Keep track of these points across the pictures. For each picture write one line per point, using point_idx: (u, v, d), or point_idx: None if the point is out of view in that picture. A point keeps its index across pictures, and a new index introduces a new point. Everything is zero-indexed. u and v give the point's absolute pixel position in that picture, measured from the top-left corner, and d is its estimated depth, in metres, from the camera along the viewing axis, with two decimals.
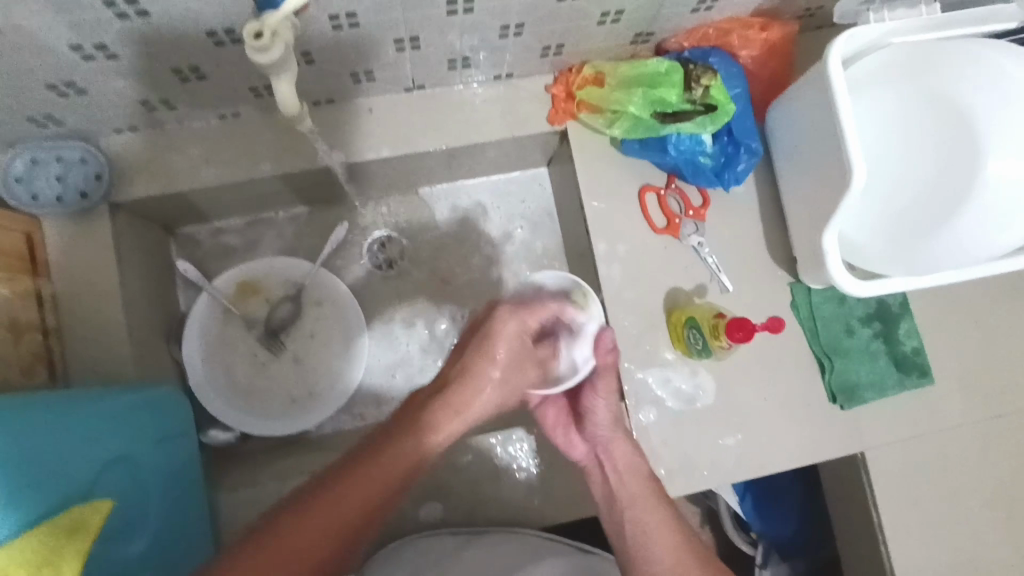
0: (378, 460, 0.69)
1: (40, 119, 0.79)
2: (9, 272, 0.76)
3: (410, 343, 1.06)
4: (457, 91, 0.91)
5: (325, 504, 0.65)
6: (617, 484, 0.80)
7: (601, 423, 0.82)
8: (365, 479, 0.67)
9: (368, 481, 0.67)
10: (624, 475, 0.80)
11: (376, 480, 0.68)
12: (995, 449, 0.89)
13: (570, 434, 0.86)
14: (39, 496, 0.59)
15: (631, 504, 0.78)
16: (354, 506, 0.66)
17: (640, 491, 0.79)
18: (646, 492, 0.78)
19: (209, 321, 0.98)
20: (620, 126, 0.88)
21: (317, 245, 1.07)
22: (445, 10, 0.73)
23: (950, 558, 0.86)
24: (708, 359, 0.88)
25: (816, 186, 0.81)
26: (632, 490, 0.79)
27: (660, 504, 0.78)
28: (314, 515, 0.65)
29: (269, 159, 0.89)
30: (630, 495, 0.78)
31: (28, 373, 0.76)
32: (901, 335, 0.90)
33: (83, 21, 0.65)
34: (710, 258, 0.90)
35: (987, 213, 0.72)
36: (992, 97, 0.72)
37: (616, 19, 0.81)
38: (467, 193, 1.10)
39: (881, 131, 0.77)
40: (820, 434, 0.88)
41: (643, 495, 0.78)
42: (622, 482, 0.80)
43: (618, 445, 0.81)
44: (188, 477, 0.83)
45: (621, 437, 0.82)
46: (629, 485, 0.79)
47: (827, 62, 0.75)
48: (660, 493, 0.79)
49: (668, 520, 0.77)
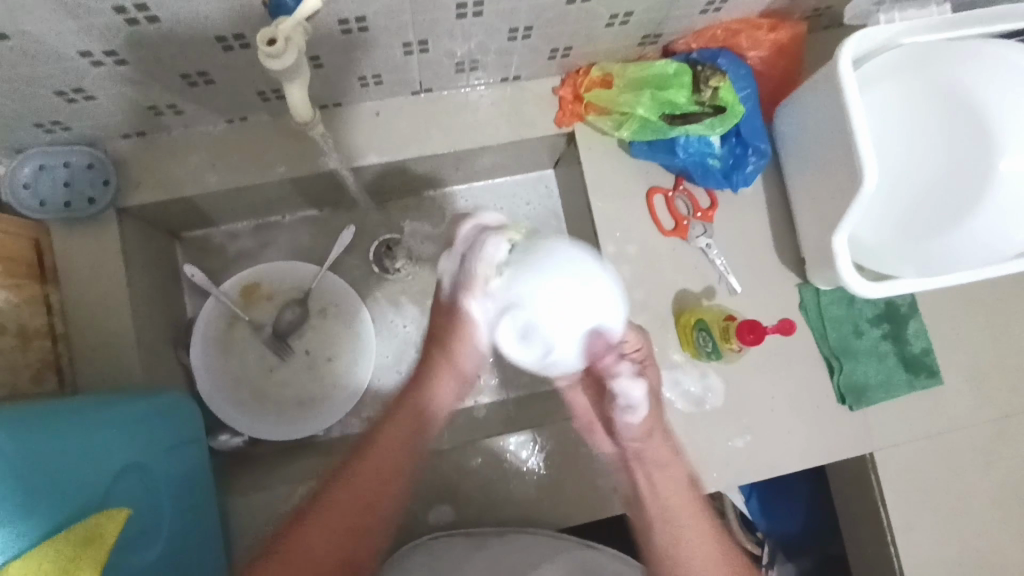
0: (365, 473, 0.77)
1: (47, 124, 0.79)
2: (18, 278, 0.76)
3: (406, 326, 1.06)
4: (463, 94, 0.91)
5: (312, 541, 0.72)
6: (655, 512, 0.77)
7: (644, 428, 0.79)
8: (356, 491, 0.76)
9: (358, 493, 0.76)
10: (663, 487, 0.78)
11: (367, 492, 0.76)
12: (1004, 448, 0.89)
13: (597, 437, 0.86)
14: (58, 505, 0.59)
15: (673, 518, 0.76)
16: (350, 516, 0.75)
17: (683, 510, 0.77)
18: (683, 500, 0.77)
19: (217, 326, 0.97)
20: (628, 129, 0.88)
21: (324, 249, 1.06)
22: (454, 13, 0.73)
23: (962, 556, 0.86)
24: (717, 361, 0.88)
25: (827, 189, 0.81)
26: (669, 501, 0.77)
27: (692, 499, 0.77)
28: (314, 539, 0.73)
29: (280, 162, 0.89)
30: (670, 506, 0.77)
31: (37, 380, 0.76)
32: (910, 336, 0.90)
33: (94, 28, 0.65)
34: (718, 259, 0.90)
35: (1004, 211, 0.72)
36: (1003, 94, 0.71)
37: (625, 21, 0.81)
38: (473, 195, 1.09)
39: (891, 131, 0.77)
40: (827, 433, 0.88)
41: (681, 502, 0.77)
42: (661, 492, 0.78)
43: (654, 445, 0.80)
44: (201, 484, 0.83)
45: (673, 461, 0.79)
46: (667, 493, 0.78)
47: (838, 61, 0.75)
48: (696, 499, 0.78)
49: (701, 522, 0.76)
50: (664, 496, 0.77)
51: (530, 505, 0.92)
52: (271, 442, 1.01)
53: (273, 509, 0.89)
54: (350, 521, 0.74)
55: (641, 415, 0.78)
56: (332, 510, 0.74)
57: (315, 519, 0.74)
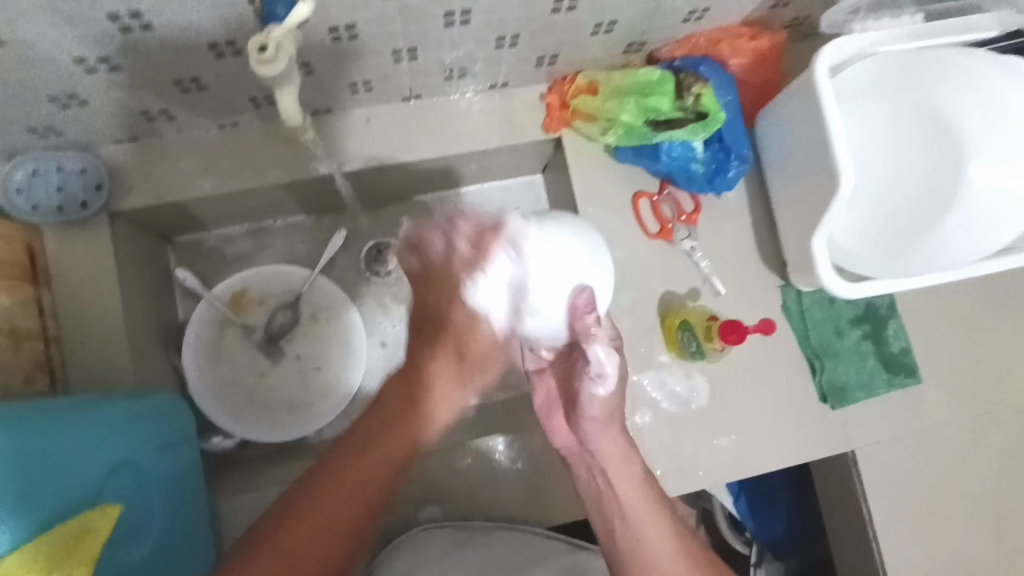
0: (355, 475, 0.74)
1: (40, 129, 0.80)
2: (10, 281, 0.77)
3: (396, 326, 1.07)
4: (452, 101, 0.93)
5: (295, 539, 0.69)
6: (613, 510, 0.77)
7: (597, 417, 0.77)
8: (343, 499, 0.72)
9: (347, 501, 0.73)
10: (618, 484, 0.77)
11: (354, 500, 0.73)
12: (982, 447, 0.91)
13: (555, 418, 0.82)
14: (48, 503, 0.60)
15: (627, 517, 0.75)
16: (328, 526, 0.71)
17: (635, 504, 0.76)
18: (639, 500, 0.76)
19: (208, 329, 0.98)
20: (613, 134, 0.90)
21: (315, 253, 1.08)
22: (442, 22, 0.75)
23: (941, 552, 0.88)
24: (701, 362, 0.90)
25: (807, 194, 0.83)
26: (627, 497, 0.76)
27: (649, 500, 0.76)
28: (286, 549, 0.68)
29: (272, 167, 0.90)
30: (629, 505, 0.76)
31: (29, 382, 0.77)
32: (890, 337, 0.92)
33: (89, 35, 0.66)
34: (702, 262, 0.92)
35: (974, 215, 0.74)
36: (971, 102, 0.74)
37: (610, 30, 0.83)
38: (463, 200, 1.11)
39: (868, 137, 0.79)
40: (809, 433, 0.90)
41: (638, 503, 0.76)
42: (618, 491, 0.77)
43: (611, 442, 0.77)
44: (191, 483, 0.83)
45: (631, 455, 0.78)
46: (623, 491, 0.77)
47: (815, 70, 0.77)
48: (654, 495, 0.77)
49: (659, 520, 0.75)
50: (619, 491, 0.77)
51: (519, 505, 0.93)
52: (263, 445, 1.01)
53: (264, 510, 0.90)
54: (331, 530, 0.71)
55: (611, 388, 0.75)
56: (308, 522, 0.70)
57: (291, 528, 0.70)
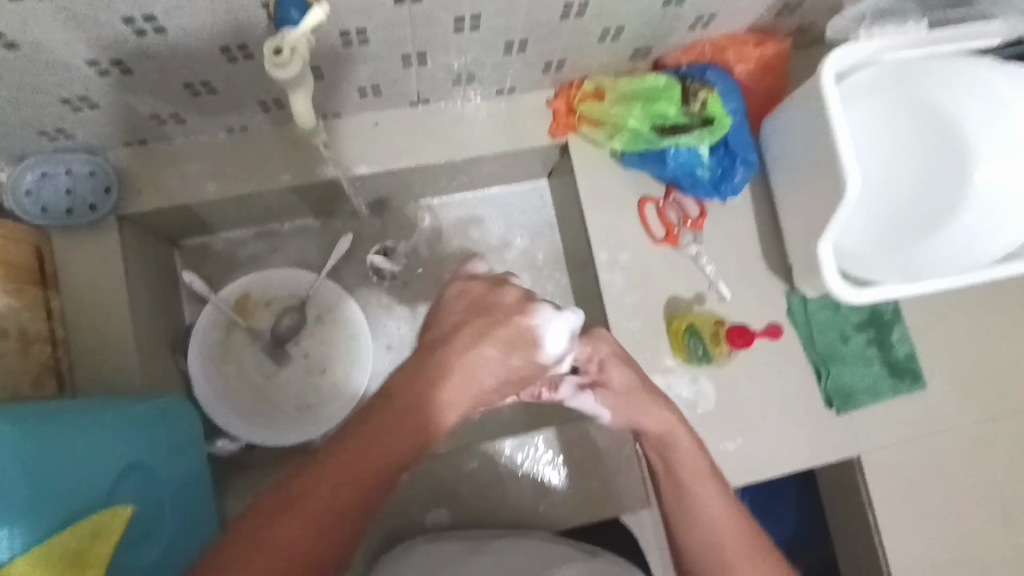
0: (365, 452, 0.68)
1: (51, 132, 0.80)
2: (19, 284, 0.77)
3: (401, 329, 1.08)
4: (458, 106, 0.93)
5: (297, 525, 0.64)
6: (690, 496, 0.75)
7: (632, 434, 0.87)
8: (347, 480, 0.67)
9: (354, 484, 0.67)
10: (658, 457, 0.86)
11: (360, 482, 0.67)
12: (987, 451, 0.91)
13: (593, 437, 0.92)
14: (57, 505, 0.60)
15: (698, 499, 0.74)
16: (338, 509, 0.66)
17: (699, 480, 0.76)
18: (704, 473, 0.76)
19: (215, 331, 0.98)
20: (620, 140, 0.91)
21: (321, 257, 1.08)
22: (451, 28, 0.75)
23: (947, 555, 0.88)
24: (708, 366, 0.90)
25: (813, 198, 0.83)
26: (694, 479, 0.76)
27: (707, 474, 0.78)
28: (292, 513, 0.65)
29: (281, 170, 0.91)
30: (696, 489, 0.75)
31: (37, 385, 0.77)
32: (895, 341, 0.93)
33: (102, 38, 0.66)
34: (708, 266, 0.93)
35: (977, 215, 0.76)
36: (971, 105, 0.76)
37: (616, 36, 0.84)
38: (468, 205, 1.11)
39: (871, 141, 0.80)
40: (815, 436, 0.90)
41: (703, 477, 0.76)
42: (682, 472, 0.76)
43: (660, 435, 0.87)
44: (198, 484, 0.83)
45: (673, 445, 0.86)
46: (688, 470, 0.76)
47: (822, 73, 0.78)
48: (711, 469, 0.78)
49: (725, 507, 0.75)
50: (683, 470, 0.76)
51: (528, 507, 0.94)
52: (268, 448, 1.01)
53: None
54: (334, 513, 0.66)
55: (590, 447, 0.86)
56: (311, 501, 0.66)
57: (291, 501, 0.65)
